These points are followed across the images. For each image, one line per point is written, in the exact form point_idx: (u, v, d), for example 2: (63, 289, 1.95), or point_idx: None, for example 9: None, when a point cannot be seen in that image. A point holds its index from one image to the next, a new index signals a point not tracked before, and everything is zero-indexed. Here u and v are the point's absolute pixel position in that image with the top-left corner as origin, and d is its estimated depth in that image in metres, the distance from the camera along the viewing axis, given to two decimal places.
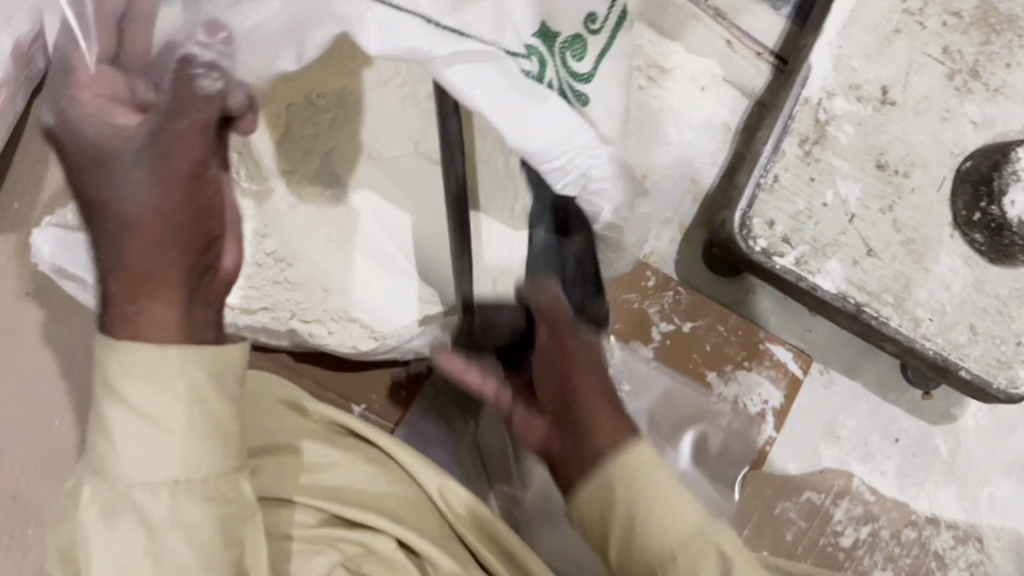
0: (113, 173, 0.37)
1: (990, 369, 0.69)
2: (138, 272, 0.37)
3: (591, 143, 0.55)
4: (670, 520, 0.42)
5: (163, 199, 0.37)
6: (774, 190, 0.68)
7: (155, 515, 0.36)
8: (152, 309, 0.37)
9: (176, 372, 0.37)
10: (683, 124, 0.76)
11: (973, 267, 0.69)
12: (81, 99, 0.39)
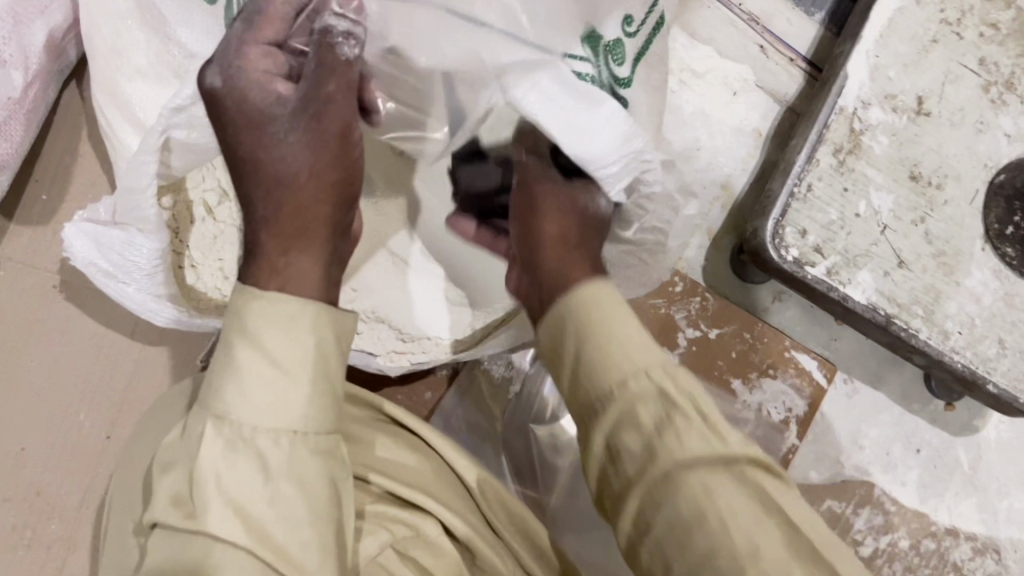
0: (271, 136, 0.44)
1: (1018, 383, 0.69)
2: (295, 227, 0.44)
3: (647, 146, 0.53)
4: (626, 347, 0.43)
5: (318, 160, 0.45)
6: (807, 199, 0.68)
7: (276, 462, 0.39)
8: (296, 261, 0.43)
9: (299, 320, 0.41)
10: (715, 129, 0.75)
11: (1003, 280, 0.70)
12: (248, 67, 0.45)
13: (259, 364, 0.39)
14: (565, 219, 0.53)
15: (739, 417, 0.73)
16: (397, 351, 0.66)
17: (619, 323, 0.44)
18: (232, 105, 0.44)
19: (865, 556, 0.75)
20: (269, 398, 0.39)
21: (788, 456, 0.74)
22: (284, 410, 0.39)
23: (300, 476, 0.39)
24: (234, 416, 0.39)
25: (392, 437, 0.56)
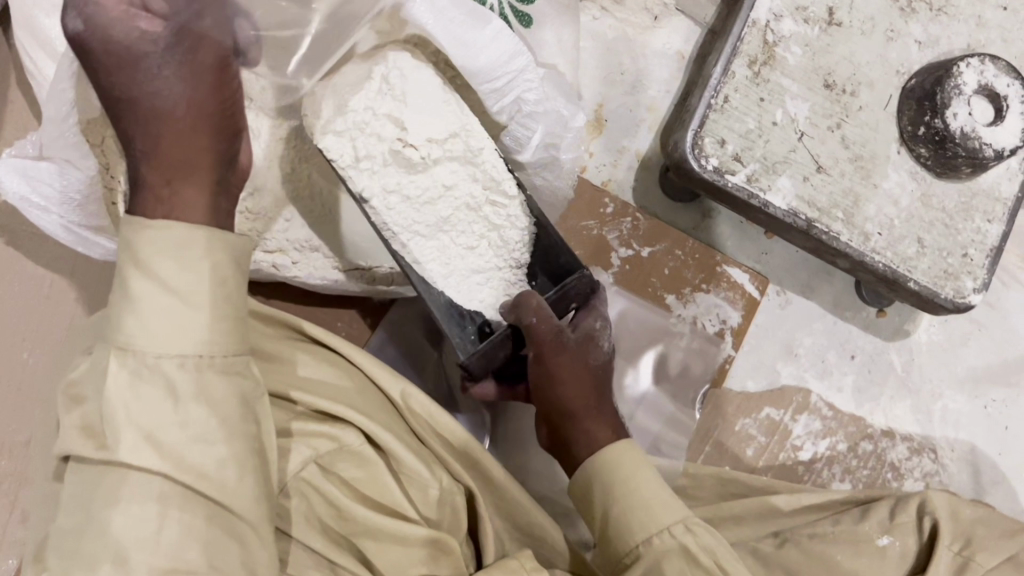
0: (143, 72, 0.44)
1: (939, 281, 0.72)
2: (177, 160, 0.44)
3: (529, 66, 0.60)
4: (654, 518, 0.53)
5: (193, 92, 0.45)
6: (724, 110, 0.69)
7: (181, 385, 0.41)
8: (186, 195, 0.44)
9: (200, 253, 0.43)
10: (638, 54, 0.77)
11: (920, 182, 0.72)
12: (105, 5, 0.42)
13: (154, 291, 0.42)
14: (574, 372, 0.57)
15: (674, 331, 0.76)
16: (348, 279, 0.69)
17: (640, 479, 0.54)
18: (88, 44, 0.42)
19: (805, 461, 0.77)
20: (168, 330, 0.41)
21: (724, 367, 0.77)
22: (185, 336, 0.42)
23: (209, 394, 0.42)
24: (136, 346, 0.41)
25: (316, 356, 0.57)
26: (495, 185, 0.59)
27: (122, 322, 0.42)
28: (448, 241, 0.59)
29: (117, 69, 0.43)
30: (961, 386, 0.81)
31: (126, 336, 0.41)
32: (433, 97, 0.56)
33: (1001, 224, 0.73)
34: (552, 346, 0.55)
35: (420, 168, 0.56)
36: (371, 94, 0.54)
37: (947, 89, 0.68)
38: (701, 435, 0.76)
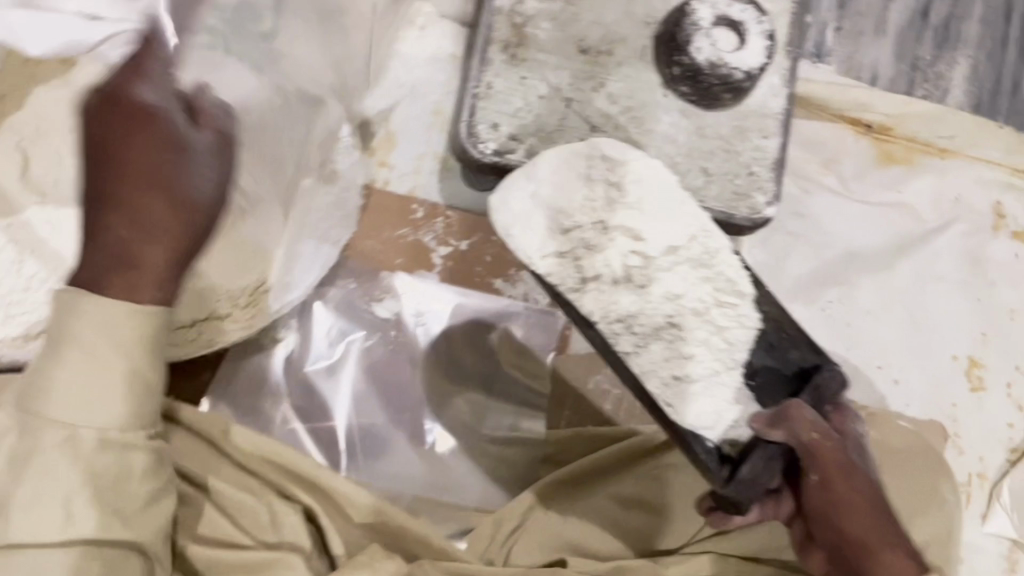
0: (183, 154, 0.47)
1: (732, 203, 0.76)
2: (148, 225, 0.45)
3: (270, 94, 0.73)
4: None
5: (220, 173, 0.49)
6: (491, 96, 0.73)
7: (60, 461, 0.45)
8: (148, 254, 0.45)
9: (122, 320, 0.46)
10: (410, 64, 0.81)
11: (691, 117, 0.76)
12: (155, 86, 0.47)
13: (79, 359, 0.46)
14: (863, 492, 0.51)
15: (510, 312, 0.79)
16: None
17: None
18: (100, 103, 0.46)
19: None
20: (133, 399, 0.47)
21: (566, 333, 0.81)
22: (110, 395, 0.46)
23: (91, 474, 0.45)
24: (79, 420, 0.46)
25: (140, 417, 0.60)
26: (727, 284, 0.58)
27: (44, 384, 0.46)
28: (677, 347, 0.57)
29: (167, 146, 0.46)
30: (793, 295, 0.86)
31: (40, 405, 0.45)
32: (666, 197, 0.59)
33: (778, 137, 0.78)
34: (838, 468, 0.51)
35: (648, 279, 0.58)
36: (595, 206, 0.59)
37: (687, 26, 0.73)
38: (558, 403, 0.79)
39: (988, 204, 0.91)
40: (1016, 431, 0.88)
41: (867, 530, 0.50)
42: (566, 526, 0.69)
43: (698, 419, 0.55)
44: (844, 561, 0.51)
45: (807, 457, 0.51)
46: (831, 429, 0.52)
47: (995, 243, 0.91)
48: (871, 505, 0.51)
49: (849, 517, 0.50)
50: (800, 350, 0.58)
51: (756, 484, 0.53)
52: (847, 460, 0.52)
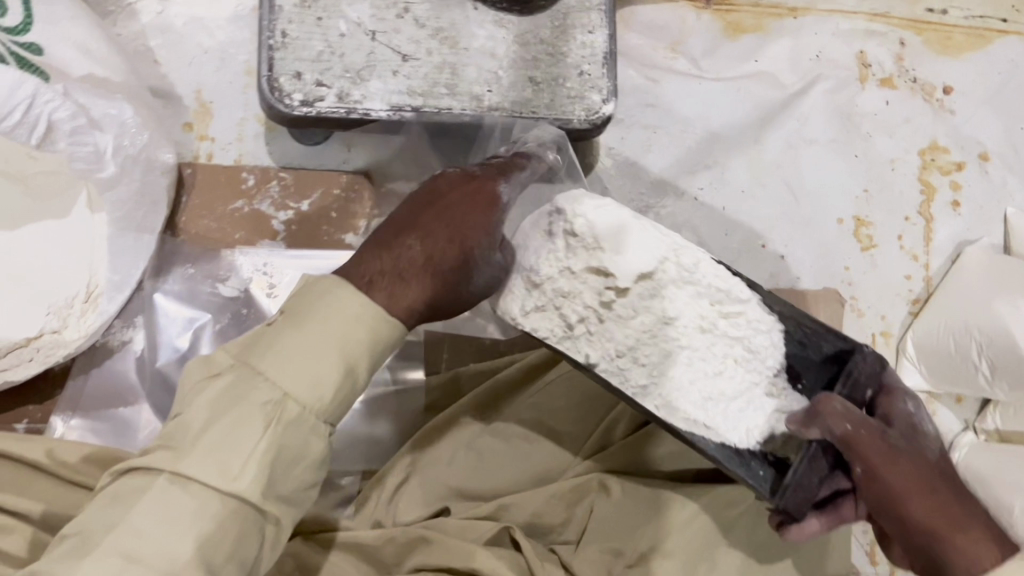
0: (445, 203, 0.52)
1: (566, 108, 0.72)
2: (376, 262, 0.49)
3: (38, 91, 0.64)
4: None
5: (477, 226, 0.52)
6: (288, 45, 0.69)
7: (165, 483, 0.41)
8: (413, 284, 0.49)
9: (319, 362, 0.44)
10: (212, 27, 0.76)
11: (506, 26, 0.72)
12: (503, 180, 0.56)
13: (265, 389, 0.44)
14: (913, 463, 0.48)
15: None
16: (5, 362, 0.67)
17: None
18: (464, 184, 0.54)
19: None
20: (340, 396, 0.45)
21: None
22: (314, 384, 0.44)
23: (220, 476, 0.41)
24: (282, 382, 0.44)
25: None
26: (726, 299, 0.55)
27: (267, 354, 0.44)
28: (685, 377, 0.54)
29: (479, 212, 0.53)
30: (662, 190, 0.82)
31: (266, 366, 0.44)
32: (635, 232, 0.53)
33: (604, 29, 0.73)
34: (882, 455, 0.48)
35: (638, 309, 0.53)
36: (561, 256, 0.53)
37: None
38: (434, 348, 0.77)
39: (852, 56, 0.87)
40: (914, 283, 0.86)
41: (935, 515, 0.46)
42: (451, 472, 0.66)
43: (744, 434, 0.55)
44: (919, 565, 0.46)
45: (841, 442, 0.49)
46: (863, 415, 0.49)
47: (864, 95, 0.87)
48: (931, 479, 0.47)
49: (921, 497, 0.46)
50: (830, 342, 0.56)
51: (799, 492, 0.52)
52: (884, 435, 0.49)
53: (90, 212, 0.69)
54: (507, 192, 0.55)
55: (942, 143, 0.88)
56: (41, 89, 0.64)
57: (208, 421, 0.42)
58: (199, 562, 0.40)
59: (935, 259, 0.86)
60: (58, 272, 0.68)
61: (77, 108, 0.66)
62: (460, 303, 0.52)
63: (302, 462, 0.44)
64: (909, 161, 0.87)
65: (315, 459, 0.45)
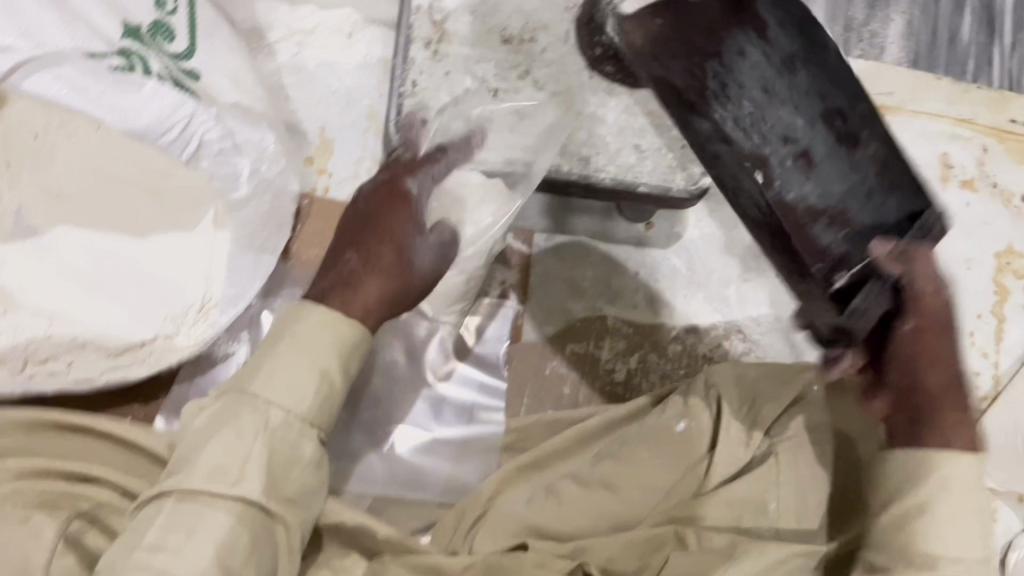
0: (375, 219, 0.61)
1: (667, 176, 0.76)
2: (329, 281, 0.57)
3: (195, 112, 0.71)
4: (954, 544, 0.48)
5: (406, 234, 0.60)
6: (415, 94, 0.74)
7: (180, 503, 0.45)
8: (365, 285, 0.57)
9: (304, 371, 0.50)
10: (341, 72, 0.82)
11: (618, 96, 0.77)
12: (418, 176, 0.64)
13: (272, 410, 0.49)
14: (947, 360, 0.51)
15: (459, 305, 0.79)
16: (121, 360, 0.70)
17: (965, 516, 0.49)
18: (376, 195, 0.62)
19: (621, 380, 0.81)
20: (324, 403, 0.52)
21: (518, 323, 0.81)
22: (301, 395, 0.50)
23: (224, 486, 0.46)
24: (269, 398, 0.49)
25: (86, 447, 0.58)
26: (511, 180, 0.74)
27: (264, 380, 0.50)
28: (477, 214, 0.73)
29: (398, 210, 0.61)
30: (745, 263, 0.85)
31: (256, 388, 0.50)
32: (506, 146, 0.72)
33: None
34: (934, 323, 0.51)
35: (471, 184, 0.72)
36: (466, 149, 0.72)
37: (603, 7, 0.74)
38: (516, 391, 0.79)
39: (935, 155, 0.91)
40: (984, 380, 0.87)
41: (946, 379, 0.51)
42: (530, 513, 0.68)
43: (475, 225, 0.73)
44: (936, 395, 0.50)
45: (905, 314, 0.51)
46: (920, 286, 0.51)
47: (945, 194, 0.91)
48: (924, 349, 0.51)
49: (931, 363, 0.51)
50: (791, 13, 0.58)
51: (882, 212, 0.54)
52: (943, 330, 0.51)
53: (214, 229, 0.73)
54: (416, 181, 0.63)
55: (1019, 248, 0.90)
56: (197, 112, 0.71)
57: (223, 448, 0.47)
58: (220, 570, 0.44)
59: (1005, 360, 0.88)
60: (181, 282, 0.73)
61: (229, 129, 0.72)
62: (420, 283, 0.60)
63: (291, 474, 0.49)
64: (985, 261, 0.90)
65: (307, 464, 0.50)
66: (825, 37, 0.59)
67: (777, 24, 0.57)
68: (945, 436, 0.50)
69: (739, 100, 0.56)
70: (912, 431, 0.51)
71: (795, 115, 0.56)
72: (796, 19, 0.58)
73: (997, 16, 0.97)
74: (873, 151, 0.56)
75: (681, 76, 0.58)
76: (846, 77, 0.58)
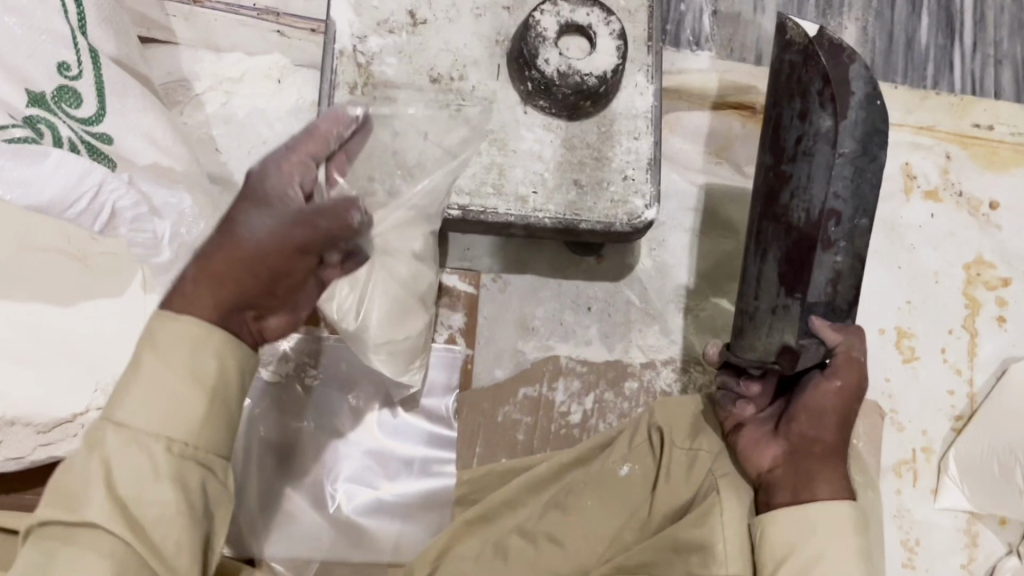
0: (239, 207, 0.50)
1: (609, 212, 0.73)
2: (195, 277, 0.48)
3: (107, 178, 0.62)
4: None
5: (268, 230, 0.49)
6: None
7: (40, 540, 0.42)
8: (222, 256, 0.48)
9: (163, 394, 0.45)
10: (270, 120, 0.79)
11: (555, 130, 0.74)
12: (289, 159, 0.53)
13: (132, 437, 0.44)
14: (844, 417, 0.59)
15: None
16: (48, 436, 0.68)
17: None
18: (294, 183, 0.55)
19: (577, 423, 0.78)
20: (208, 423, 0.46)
21: (468, 367, 0.78)
22: (179, 420, 0.45)
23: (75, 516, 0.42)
24: (136, 424, 0.44)
25: None
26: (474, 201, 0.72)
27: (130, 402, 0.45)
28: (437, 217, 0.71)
29: (250, 197, 0.50)
30: (701, 292, 0.82)
31: (120, 415, 0.44)
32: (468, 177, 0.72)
33: (649, 136, 0.75)
34: (847, 387, 0.59)
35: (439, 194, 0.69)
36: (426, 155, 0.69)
37: (533, 40, 0.71)
38: (468, 439, 0.76)
39: (897, 166, 0.88)
40: (958, 399, 0.84)
41: (837, 434, 0.59)
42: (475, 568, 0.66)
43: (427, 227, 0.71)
44: (816, 445, 0.58)
45: (831, 366, 0.60)
46: (843, 354, 0.60)
47: (909, 207, 0.88)
48: (841, 416, 0.59)
49: (830, 420, 0.59)
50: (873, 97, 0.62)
51: (838, 297, 0.63)
52: (851, 396, 0.59)
53: (142, 293, 0.72)
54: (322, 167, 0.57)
55: (988, 258, 0.87)
56: (108, 179, 0.63)
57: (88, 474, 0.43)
58: None
59: (979, 376, 0.85)
60: (105, 350, 0.71)
61: (143, 195, 0.65)
62: (263, 259, 0.49)
63: (169, 515, 0.44)
64: (954, 274, 0.87)
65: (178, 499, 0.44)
66: (885, 153, 0.63)
67: (864, 99, 0.62)
68: (817, 483, 0.57)
69: (820, 152, 0.62)
70: (793, 475, 0.58)
71: (820, 145, 0.62)
72: (877, 119, 0.62)
73: (956, 15, 0.93)
74: (856, 243, 0.63)
75: (834, 66, 0.62)
76: (872, 198, 0.63)
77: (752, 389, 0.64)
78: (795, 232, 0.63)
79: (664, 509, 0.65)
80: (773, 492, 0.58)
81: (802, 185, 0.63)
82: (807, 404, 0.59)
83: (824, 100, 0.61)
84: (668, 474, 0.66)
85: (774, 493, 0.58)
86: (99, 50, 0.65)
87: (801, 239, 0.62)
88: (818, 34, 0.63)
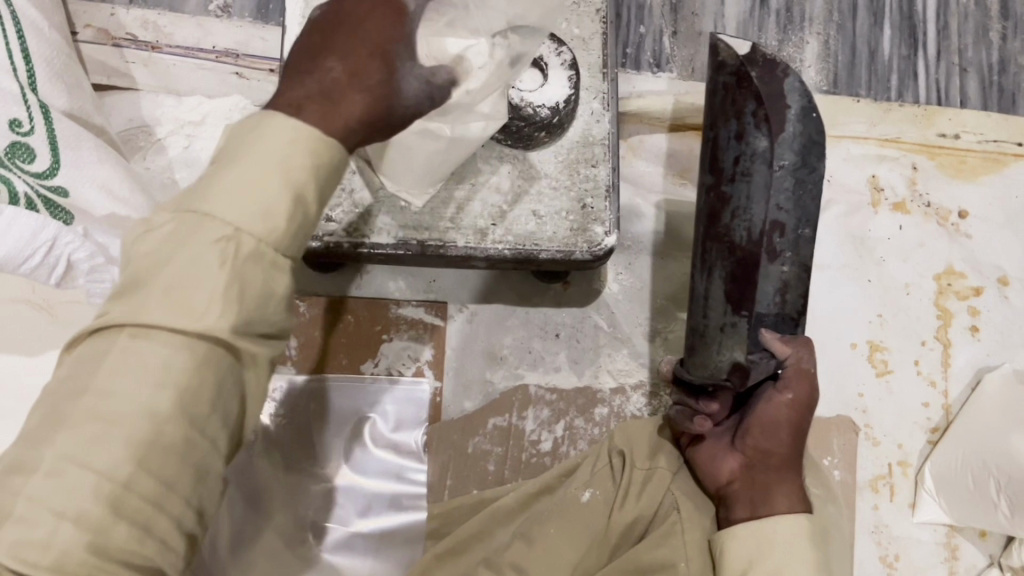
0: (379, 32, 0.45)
1: (569, 240, 0.74)
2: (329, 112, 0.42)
3: (60, 232, 0.63)
4: None
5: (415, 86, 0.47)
6: None
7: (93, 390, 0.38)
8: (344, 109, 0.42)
9: (263, 190, 0.40)
10: None
11: (512, 162, 0.75)
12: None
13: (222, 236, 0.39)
14: (796, 430, 0.61)
15: (372, 389, 0.77)
16: None
17: None
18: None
19: (548, 451, 0.78)
20: (294, 228, 0.41)
21: (437, 400, 0.78)
22: (264, 216, 0.40)
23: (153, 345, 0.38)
24: (224, 216, 0.39)
25: None
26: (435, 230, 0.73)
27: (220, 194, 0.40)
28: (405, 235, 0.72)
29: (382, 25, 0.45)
30: (669, 314, 0.82)
31: (209, 205, 0.39)
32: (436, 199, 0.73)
33: (607, 163, 0.76)
34: (799, 400, 0.61)
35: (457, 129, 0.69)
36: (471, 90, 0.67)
37: None
38: (439, 471, 0.76)
39: (864, 179, 0.88)
40: (933, 411, 0.84)
41: (790, 448, 0.61)
42: None
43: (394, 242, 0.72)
44: (770, 460, 0.61)
45: (783, 380, 0.61)
46: (795, 367, 0.61)
47: (876, 219, 0.87)
48: (793, 429, 0.61)
49: (783, 434, 0.60)
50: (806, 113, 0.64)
51: (786, 307, 0.65)
52: (803, 408, 0.61)
53: None
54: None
55: (959, 268, 0.87)
56: (61, 232, 0.63)
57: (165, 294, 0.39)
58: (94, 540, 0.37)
59: (953, 386, 0.85)
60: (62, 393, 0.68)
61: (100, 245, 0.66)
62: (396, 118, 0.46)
63: (224, 333, 0.39)
64: (924, 286, 0.87)
65: (234, 307, 0.39)
66: (821, 163, 0.66)
67: (799, 113, 0.64)
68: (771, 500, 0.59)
69: (759, 171, 0.62)
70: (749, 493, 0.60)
71: (759, 165, 0.62)
72: (813, 130, 0.65)
73: (919, 25, 0.93)
74: (800, 253, 0.66)
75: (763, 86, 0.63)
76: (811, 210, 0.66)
77: (712, 407, 0.65)
78: (738, 251, 0.63)
79: (624, 532, 0.65)
80: (732, 508, 0.61)
81: (742, 205, 0.63)
82: (761, 419, 0.61)
83: (759, 119, 0.62)
84: (626, 497, 0.67)
85: (733, 508, 0.61)
86: (49, 104, 0.67)
87: (746, 258, 0.63)
88: (748, 55, 0.63)
